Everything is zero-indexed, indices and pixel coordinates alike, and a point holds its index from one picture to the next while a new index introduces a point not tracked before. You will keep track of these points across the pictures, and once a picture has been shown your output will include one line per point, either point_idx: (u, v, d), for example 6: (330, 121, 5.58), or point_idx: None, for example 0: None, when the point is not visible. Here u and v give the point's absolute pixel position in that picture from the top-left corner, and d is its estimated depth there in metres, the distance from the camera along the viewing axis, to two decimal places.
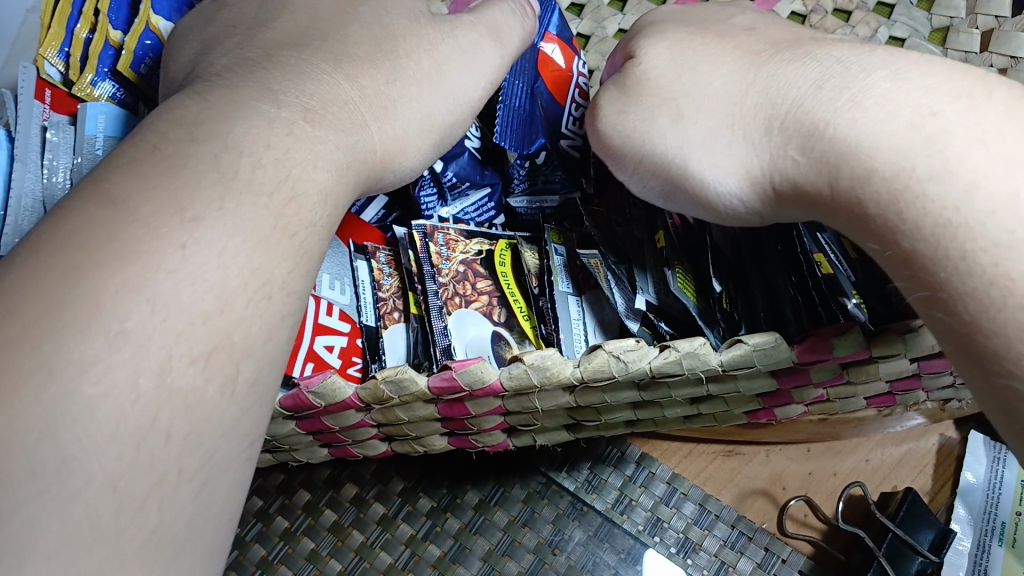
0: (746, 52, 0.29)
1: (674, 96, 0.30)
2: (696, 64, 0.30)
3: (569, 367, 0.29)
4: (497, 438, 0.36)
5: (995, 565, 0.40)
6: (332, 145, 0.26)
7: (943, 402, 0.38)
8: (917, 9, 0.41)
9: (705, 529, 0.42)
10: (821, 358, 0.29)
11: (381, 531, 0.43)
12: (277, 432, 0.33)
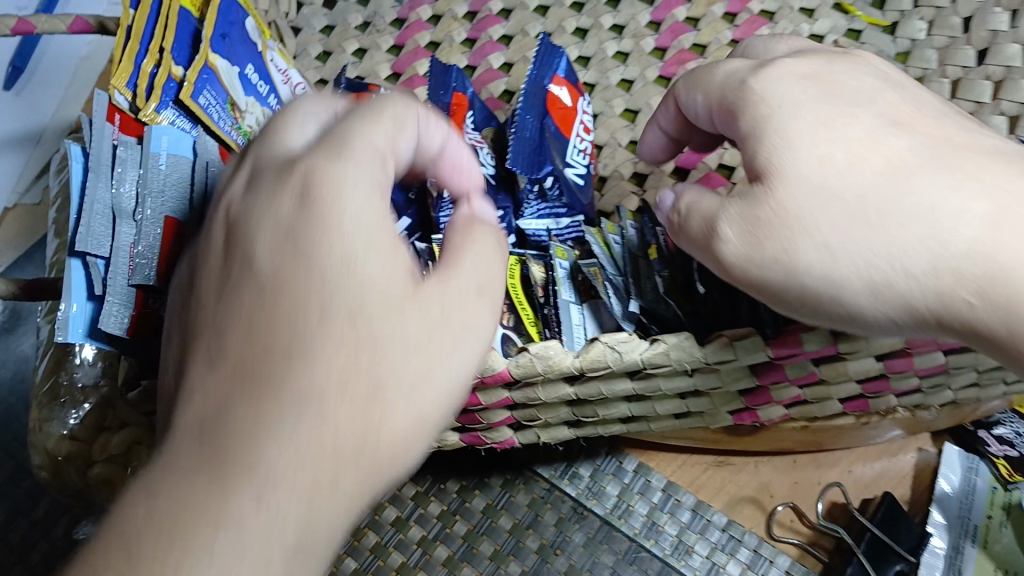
0: (883, 147, 0.27)
1: (814, 219, 0.27)
2: (835, 169, 0.27)
3: (569, 358, 0.33)
4: (504, 434, 0.39)
5: (968, 565, 0.42)
6: (314, 433, 0.23)
7: (915, 408, 0.41)
8: (893, 62, 0.49)
9: (697, 532, 0.45)
10: (793, 352, 0.32)
11: (394, 533, 0.46)
12: None
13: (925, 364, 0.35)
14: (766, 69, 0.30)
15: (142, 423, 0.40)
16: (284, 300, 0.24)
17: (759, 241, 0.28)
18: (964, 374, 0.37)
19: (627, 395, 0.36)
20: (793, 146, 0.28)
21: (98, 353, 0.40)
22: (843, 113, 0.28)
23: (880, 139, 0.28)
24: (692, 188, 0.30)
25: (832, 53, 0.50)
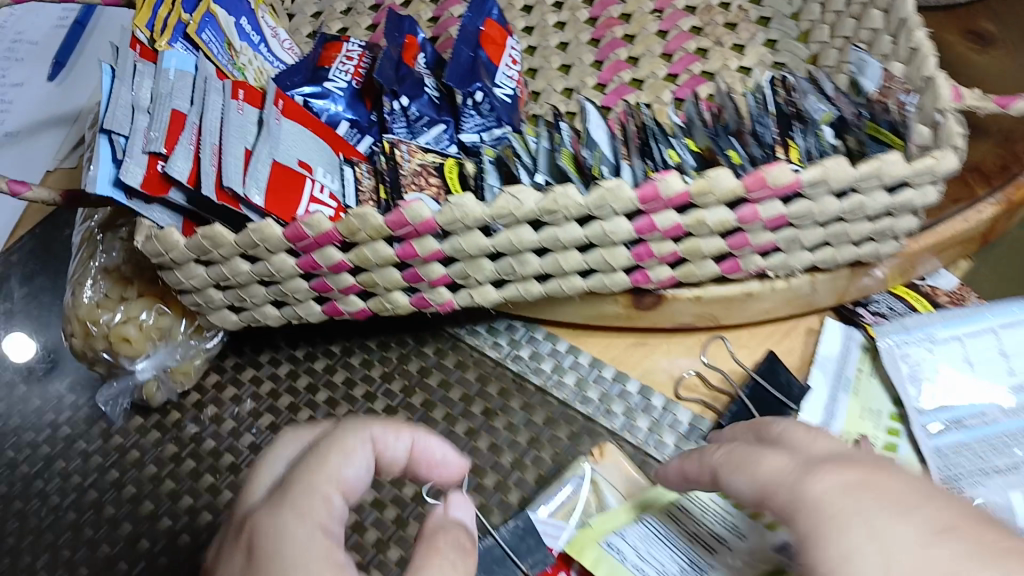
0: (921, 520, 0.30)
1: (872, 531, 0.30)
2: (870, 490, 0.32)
3: (481, 209, 0.42)
4: (443, 296, 0.48)
5: (840, 409, 0.49)
6: None
7: (791, 273, 0.49)
8: (789, 19, 0.60)
9: (616, 396, 0.53)
10: (654, 197, 0.42)
11: (366, 402, 0.55)
12: (281, 271, 0.45)
13: (770, 214, 0.43)
14: (831, 469, 0.34)
15: (156, 293, 0.50)
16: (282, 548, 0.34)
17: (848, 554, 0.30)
18: (810, 227, 0.45)
19: (535, 247, 0.45)
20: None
21: (123, 251, 0.51)
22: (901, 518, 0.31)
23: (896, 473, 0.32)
24: (781, 489, 0.34)
25: (738, 16, 0.62)
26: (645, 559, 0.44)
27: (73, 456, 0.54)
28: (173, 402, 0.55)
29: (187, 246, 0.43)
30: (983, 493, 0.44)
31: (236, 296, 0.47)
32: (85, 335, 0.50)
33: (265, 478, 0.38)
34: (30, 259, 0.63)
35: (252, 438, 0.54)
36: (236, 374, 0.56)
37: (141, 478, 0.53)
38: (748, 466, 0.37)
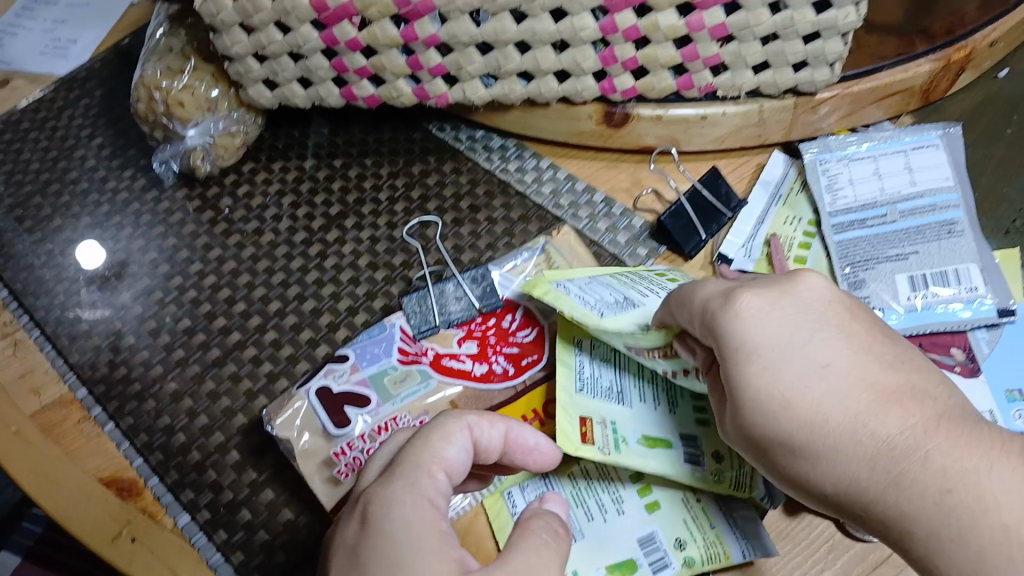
0: (791, 357, 0.39)
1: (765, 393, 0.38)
2: (786, 332, 0.39)
3: None
4: (440, 88, 0.58)
5: (768, 215, 0.58)
6: None
7: (740, 96, 0.57)
8: None
9: (583, 203, 0.62)
10: None
11: (373, 192, 0.65)
12: (308, 45, 0.55)
13: (713, 22, 0.51)
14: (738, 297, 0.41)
15: (219, 70, 0.61)
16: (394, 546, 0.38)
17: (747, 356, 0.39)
18: (750, 42, 0.52)
19: (516, 41, 0.53)
20: (775, 402, 0.38)
21: (191, 38, 0.61)
22: (822, 373, 0.38)
23: (834, 375, 0.38)
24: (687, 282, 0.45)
25: None
26: (588, 294, 0.51)
27: (127, 215, 0.66)
28: (214, 179, 0.66)
29: (234, 8, 0.53)
30: (872, 277, 0.54)
31: (270, 69, 0.57)
32: (149, 100, 0.61)
33: (377, 462, 0.43)
34: (109, 67, 0.74)
35: (275, 210, 0.65)
36: (268, 164, 0.67)
37: (182, 234, 0.64)
38: (690, 292, 0.44)
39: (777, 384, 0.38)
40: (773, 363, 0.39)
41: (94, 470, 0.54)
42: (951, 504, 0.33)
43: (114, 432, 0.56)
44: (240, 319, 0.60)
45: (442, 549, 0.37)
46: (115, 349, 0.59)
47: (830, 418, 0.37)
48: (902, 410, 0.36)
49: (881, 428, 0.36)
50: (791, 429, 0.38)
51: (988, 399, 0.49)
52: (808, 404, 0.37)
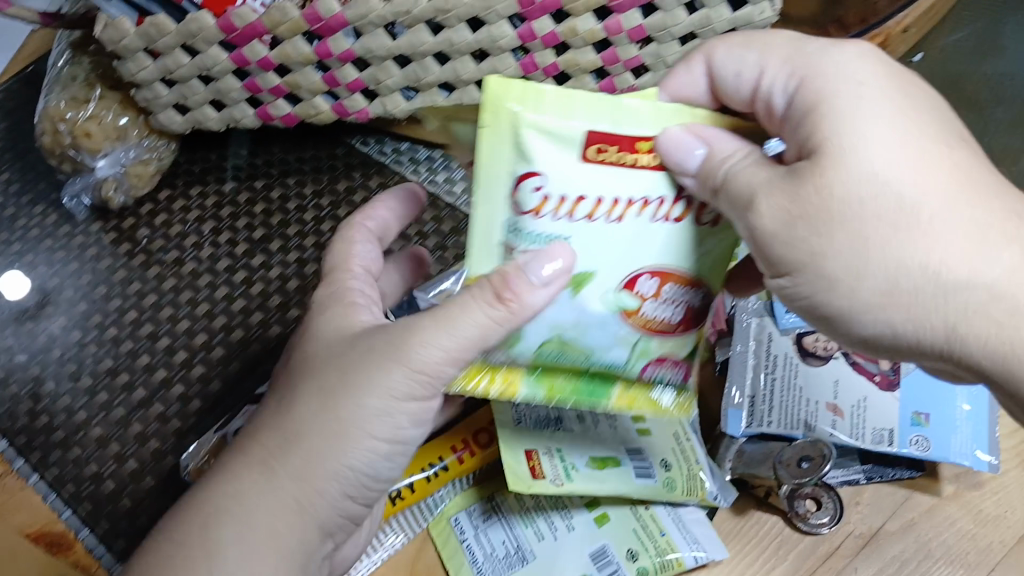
0: (910, 121, 0.34)
1: (860, 151, 0.33)
2: (902, 97, 0.35)
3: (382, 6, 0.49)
4: (359, 103, 0.56)
5: None
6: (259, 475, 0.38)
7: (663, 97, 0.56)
8: None
9: None
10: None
11: (297, 213, 0.63)
12: (218, 66, 0.53)
13: (631, 24, 0.50)
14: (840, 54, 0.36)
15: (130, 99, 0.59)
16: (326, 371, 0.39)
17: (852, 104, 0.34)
18: (670, 43, 0.52)
19: (434, 52, 0.52)
20: (888, 172, 0.33)
21: (97, 65, 0.59)
22: (935, 155, 0.34)
23: (945, 155, 0.34)
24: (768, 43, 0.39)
25: None
26: None
27: (39, 253, 0.62)
28: (129, 210, 0.63)
29: (137, 33, 0.51)
30: None
31: (180, 92, 0.55)
32: (54, 132, 0.58)
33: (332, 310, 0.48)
34: (16, 97, 0.70)
35: (196, 238, 0.62)
36: (186, 190, 0.64)
37: (98, 269, 0.61)
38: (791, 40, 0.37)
39: (889, 147, 0.33)
40: (884, 128, 0.34)
41: (18, 527, 0.51)
42: (1006, 327, 0.33)
43: (38, 484, 0.53)
44: (165, 355, 0.57)
45: (342, 323, 0.42)
46: (35, 397, 0.56)
47: (942, 204, 0.33)
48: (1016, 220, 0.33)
49: (985, 240, 0.33)
50: (897, 199, 0.33)
51: (893, 418, 0.49)
52: (915, 175, 0.33)
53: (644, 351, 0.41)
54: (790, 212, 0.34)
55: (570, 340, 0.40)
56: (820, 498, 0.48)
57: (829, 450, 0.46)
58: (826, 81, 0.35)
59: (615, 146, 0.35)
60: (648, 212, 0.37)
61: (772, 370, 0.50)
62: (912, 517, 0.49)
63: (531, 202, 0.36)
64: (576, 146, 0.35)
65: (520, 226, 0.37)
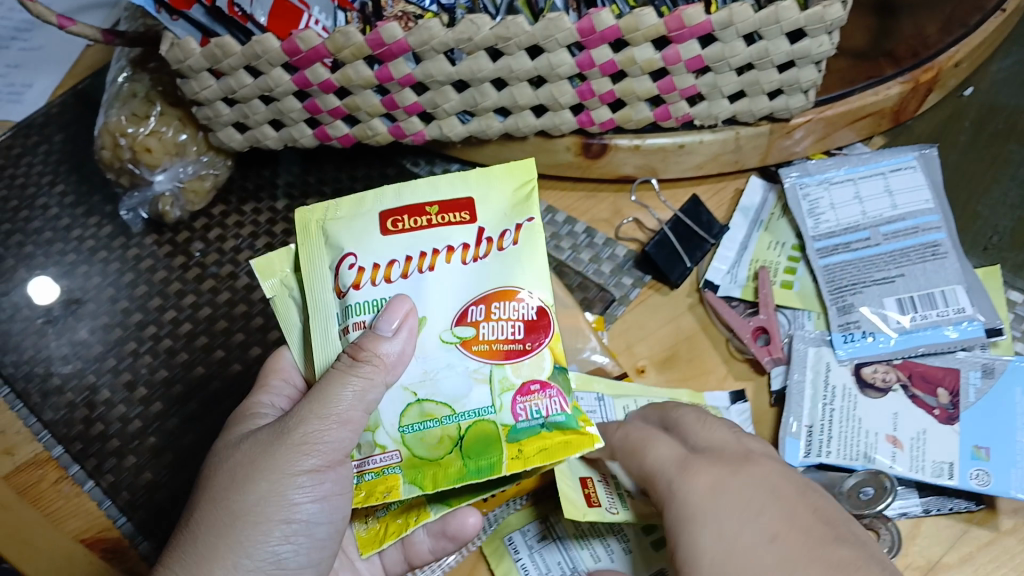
0: (785, 507, 0.40)
1: (726, 485, 0.41)
2: (765, 515, 0.39)
3: (444, 33, 0.50)
4: (415, 126, 0.57)
5: (751, 243, 0.59)
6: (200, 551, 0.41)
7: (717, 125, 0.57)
8: None
9: (565, 234, 0.62)
10: (591, 28, 0.49)
11: None
12: (281, 88, 0.54)
13: (689, 55, 0.51)
14: (741, 472, 0.41)
15: (190, 116, 0.60)
16: (217, 474, 0.43)
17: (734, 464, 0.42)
18: (726, 73, 0.52)
19: (492, 78, 0.53)
20: (739, 535, 0.39)
21: (159, 82, 0.60)
22: (780, 536, 0.38)
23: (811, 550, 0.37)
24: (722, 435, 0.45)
25: None
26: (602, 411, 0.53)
27: (94, 263, 0.64)
28: (184, 223, 0.64)
29: (202, 54, 0.51)
30: (860, 300, 0.55)
31: (241, 111, 0.56)
32: (114, 146, 0.59)
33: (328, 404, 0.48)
34: (68, 111, 0.72)
35: (249, 253, 0.63)
36: (239, 206, 0.65)
37: (153, 280, 0.62)
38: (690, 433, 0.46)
39: (746, 500, 0.40)
40: (737, 527, 0.39)
41: (75, 532, 0.52)
42: None
43: (94, 490, 0.54)
44: (219, 366, 0.58)
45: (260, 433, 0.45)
46: (90, 405, 0.57)
47: (812, 544, 0.38)
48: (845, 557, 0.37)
49: (821, 561, 0.37)
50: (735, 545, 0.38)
51: (953, 452, 0.50)
52: (772, 530, 0.39)
53: (503, 381, 0.43)
54: (716, 476, 0.41)
55: (427, 402, 0.43)
56: (878, 530, 0.48)
57: (889, 482, 0.47)
58: (691, 491, 0.41)
59: (412, 216, 0.45)
60: (457, 259, 0.45)
61: (831, 400, 0.52)
62: (970, 552, 0.48)
63: (349, 278, 0.45)
64: (377, 226, 0.46)
65: (348, 303, 0.45)
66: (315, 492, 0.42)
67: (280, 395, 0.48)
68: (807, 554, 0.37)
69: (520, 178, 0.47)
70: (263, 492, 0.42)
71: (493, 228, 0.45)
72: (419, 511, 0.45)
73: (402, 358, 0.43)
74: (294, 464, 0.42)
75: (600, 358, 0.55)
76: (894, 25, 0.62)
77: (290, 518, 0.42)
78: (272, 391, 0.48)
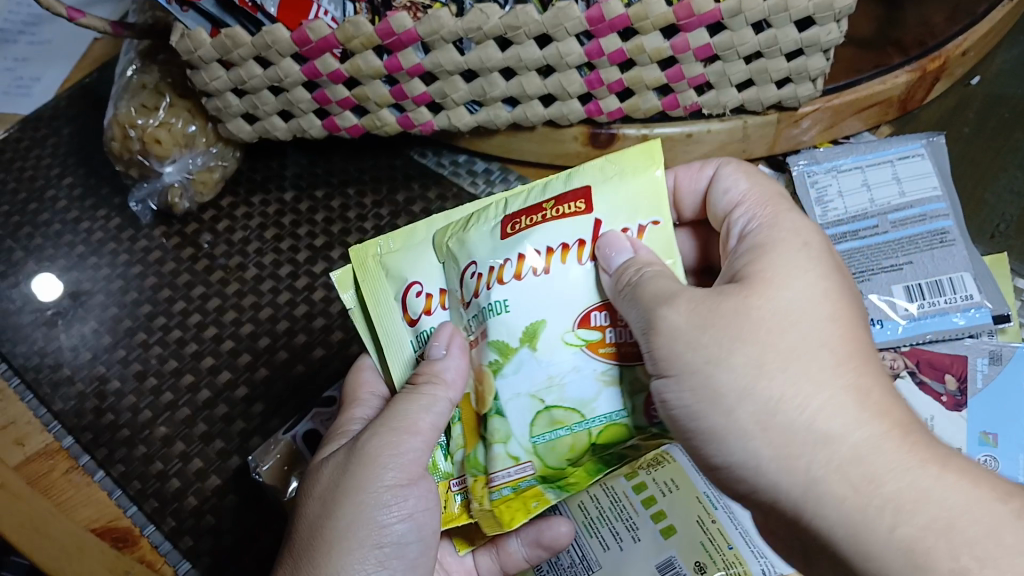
0: (784, 360, 0.33)
1: (702, 339, 0.35)
2: (790, 376, 0.33)
3: (454, 23, 0.50)
4: (424, 116, 0.58)
5: None
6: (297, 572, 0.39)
7: (724, 114, 0.57)
8: None
9: None
10: (599, 17, 0.49)
11: (358, 221, 0.64)
12: (291, 78, 0.54)
13: (697, 43, 0.51)
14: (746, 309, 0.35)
15: (199, 109, 0.60)
16: (312, 501, 0.41)
17: (718, 317, 0.35)
18: (734, 61, 0.52)
19: (501, 67, 0.53)
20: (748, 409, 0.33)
21: (168, 74, 0.60)
22: (768, 391, 0.33)
23: (818, 411, 0.32)
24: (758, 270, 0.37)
25: None
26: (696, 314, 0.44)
27: (103, 255, 0.64)
28: (193, 215, 0.65)
29: (212, 44, 0.51)
30: (868, 288, 0.55)
31: (251, 102, 0.57)
32: (124, 137, 0.60)
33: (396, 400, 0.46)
34: (75, 104, 0.72)
35: (258, 244, 0.63)
36: (248, 197, 0.65)
37: (162, 272, 0.63)
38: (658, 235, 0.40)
39: (744, 362, 0.34)
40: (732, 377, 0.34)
41: (86, 522, 0.52)
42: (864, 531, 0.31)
43: (104, 480, 0.54)
44: (229, 357, 0.59)
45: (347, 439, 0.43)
46: (100, 395, 0.57)
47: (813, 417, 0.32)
48: (847, 427, 0.32)
49: (816, 427, 0.32)
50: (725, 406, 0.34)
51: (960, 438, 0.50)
52: (760, 408, 0.33)
53: (633, 381, 0.39)
54: (705, 315, 0.35)
55: (556, 408, 0.39)
56: None
57: None
58: (675, 317, 0.36)
59: (527, 215, 0.40)
60: (575, 257, 0.39)
61: None
62: None
63: (472, 286, 0.40)
64: (496, 230, 0.40)
65: (479, 308, 0.40)
66: (403, 510, 0.40)
67: (373, 406, 0.46)
68: (797, 436, 0.32)
69: (655, 164, 0.40)
70: (355, 515, 0.40)
71: (613, 224, 0.40)
72: (538, 497, 0.41)
73: (462, 373, 0.41)
74: (379, 481, 0.40)
75: None
76: (900, 15, 0.62)
77: (384, 542, 0.40)
78: (364, 404, 0.46)
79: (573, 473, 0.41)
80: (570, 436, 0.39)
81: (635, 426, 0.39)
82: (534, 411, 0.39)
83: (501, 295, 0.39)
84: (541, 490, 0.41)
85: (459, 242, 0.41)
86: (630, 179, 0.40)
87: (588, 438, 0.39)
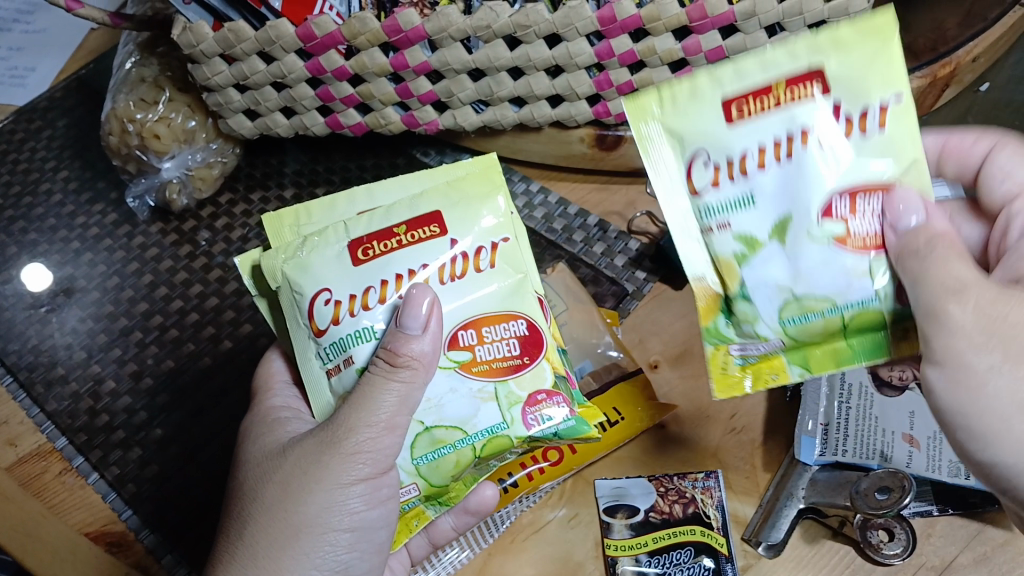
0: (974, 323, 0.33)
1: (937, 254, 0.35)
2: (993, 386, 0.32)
3: (462, 21, 0.49)
4: (430, 114, 0.57)
5: None
6: (266, 556, 0.38)
7: None
8: None
9: (577, 227, 0.61)
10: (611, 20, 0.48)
11: None
12: (294, 74, 0.53)
13: (710, 45, 0.50)
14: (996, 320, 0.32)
15: (199, 104, 0.59)
16: (266, 486, 0.39)
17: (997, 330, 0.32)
18: None
19: (510, 66, 0.52)
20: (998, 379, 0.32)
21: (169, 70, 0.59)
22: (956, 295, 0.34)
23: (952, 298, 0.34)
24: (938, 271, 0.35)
25: None
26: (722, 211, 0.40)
27: (98, 251, 0.63)
28: (190, 211, 0.64)
29: (215, 38, 0.50)
30: None
31: (253, 98, 0.56)
32: (121, 131, 0.59)
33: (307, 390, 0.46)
34: (71, 96, 0.70)
35: (257, 242, 0.62)
36: (247, 194, 0.64)
37: (158, 269, 0.62)
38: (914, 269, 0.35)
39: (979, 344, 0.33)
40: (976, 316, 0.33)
41: (78, 525, 0.52)
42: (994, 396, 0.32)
43: (99, 483, 0.53)
44: (226, 357, 0.58)
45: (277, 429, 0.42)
46: (95, 395, 0.56)
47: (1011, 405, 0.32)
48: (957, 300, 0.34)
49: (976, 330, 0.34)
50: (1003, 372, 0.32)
51: None
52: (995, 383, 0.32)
53: (510, 396, 0.40)
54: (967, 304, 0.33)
55: (436, 428, 0.40)
56: (892, 529, 0.47)
57: (908, 482, 0.46)
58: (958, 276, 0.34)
59: (380, 240, 0.40)
60: (435, 280, 0.41)
61: (846, 398, 0.51)
62: (985, 551, 0.48)
63: (327, 314, 0.40)
64: (346, 255, 0.40)
65: (339, 337, 0.40)
66: (372, 498, 0.40)
67: (289, 396, 0.45)
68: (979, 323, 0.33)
69: (496, 188, 0.42)
70: (322, 504, 0.39)
71: (468, 244, 0.41)
72: (419, 515, 0.44)
73: (434, 350, 0.39)
74: (348, 473, 0.38)
75: (615, 353, 0.55)
76: (911, 20, 0.62)
77: (352, 525, 0.40)
78: (280, 392, 0.45)
79: (454, 488, 0.42)
80: (454, 453, 0.40)
81: (517, 437, 0.40)
82: (415, 433, 0.40)
83: (368, 321, 0.40)
84: (421, 509, 0.43)
85: (300, 267, 0.41)
86: (478, 199, 0.42)
87: (472, 454, 0.40)
